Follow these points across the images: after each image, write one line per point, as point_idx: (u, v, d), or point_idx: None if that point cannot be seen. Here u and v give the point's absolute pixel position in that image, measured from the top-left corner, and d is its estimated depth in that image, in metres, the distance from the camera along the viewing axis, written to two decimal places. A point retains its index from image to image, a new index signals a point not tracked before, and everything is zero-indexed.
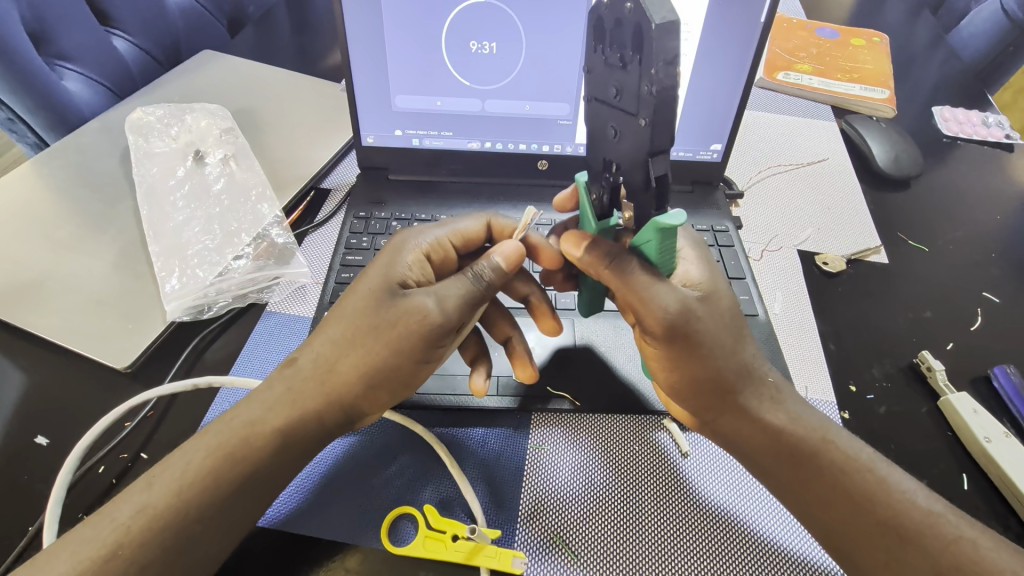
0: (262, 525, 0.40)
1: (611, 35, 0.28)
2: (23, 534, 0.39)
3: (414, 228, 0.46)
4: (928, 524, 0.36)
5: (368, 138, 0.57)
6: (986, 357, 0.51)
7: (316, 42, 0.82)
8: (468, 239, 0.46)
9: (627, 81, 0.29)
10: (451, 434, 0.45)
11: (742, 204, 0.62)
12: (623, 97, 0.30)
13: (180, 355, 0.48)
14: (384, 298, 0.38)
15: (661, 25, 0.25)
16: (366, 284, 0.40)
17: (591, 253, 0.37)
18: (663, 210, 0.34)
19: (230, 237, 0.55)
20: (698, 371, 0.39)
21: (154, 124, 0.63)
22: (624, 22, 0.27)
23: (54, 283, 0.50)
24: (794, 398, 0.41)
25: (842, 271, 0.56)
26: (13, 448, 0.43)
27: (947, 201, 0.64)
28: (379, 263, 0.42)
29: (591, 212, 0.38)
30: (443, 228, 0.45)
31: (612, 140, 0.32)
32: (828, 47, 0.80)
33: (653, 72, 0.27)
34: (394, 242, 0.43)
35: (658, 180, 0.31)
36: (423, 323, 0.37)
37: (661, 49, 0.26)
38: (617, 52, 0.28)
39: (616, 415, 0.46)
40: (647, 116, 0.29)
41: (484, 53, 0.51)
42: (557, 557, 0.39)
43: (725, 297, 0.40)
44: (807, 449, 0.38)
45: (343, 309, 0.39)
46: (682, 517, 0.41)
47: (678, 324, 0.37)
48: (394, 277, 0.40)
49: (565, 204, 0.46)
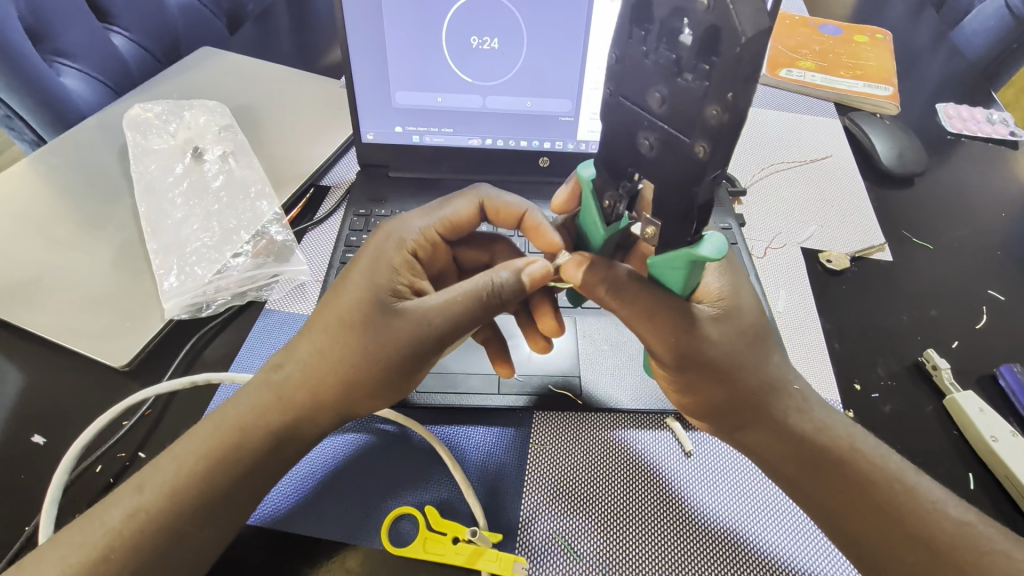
0: (250, 522, 0.40)
1: (662, 25, 0.26)
2: (20, 533, 0.39)
3: (398, 219, 0.43)
4: (960, 533, 0.35)
5: (368, 134, 0.56)
6: (991, 356, 0.50)
7: (316, 38, 0.82)
8: (455, 224, 0.44)
9: (681, 91, 0.26)
10: (448, 434, 0.45)
11: (746, 202, 0.62)
12: (670, 107, 0.27)
13: (179, 353, 0.48)
14: (374, 313, 0.37)
15: (752, 36, 0.23)
16: (349, 290, 0.38)
17: (591, 279, 0.37)
18: (700, 234, 0.32)
19: (229, 234, 0.54)
20: (716, 393, 0.38)
21: (153, 121, 0.62)
22: (694, 19, 0.24)
23: (50, 282, 0.49)
24: (822, 403, 0.40)
25: (846, 268, 0.56)
26: (10, 449, 0.42)
27: (952, 199, 0.64)
28: (361, 267, 0.39)
29: (598, 216, 0.36)
30: (429, 218, 0.43)
31: (644, 153, 0.30)
32: (831, 44, 0.79)
33: (729, 96, 0.25)
34: (378, 237, 0.42)
35: (702, 207, 0.30)
36: (423, 340, 0.36)
37: (744, 67, 0.24)
38: (674, 55, 0.26)
39: (628, 414, 0.46)
40: (705, 144, 0.26)
41: (485, 48, 0.50)
42: (557, 558, 0.39)
43: (747, 312, 0.39)
44: (836, 455, 0.37)
45: (323, 318, 0.38)
46: (681, 524, 0.41)
47: (691, 352, 0.37)
48: (380, 285, 0.38)
49: (565, 206, 0.40)
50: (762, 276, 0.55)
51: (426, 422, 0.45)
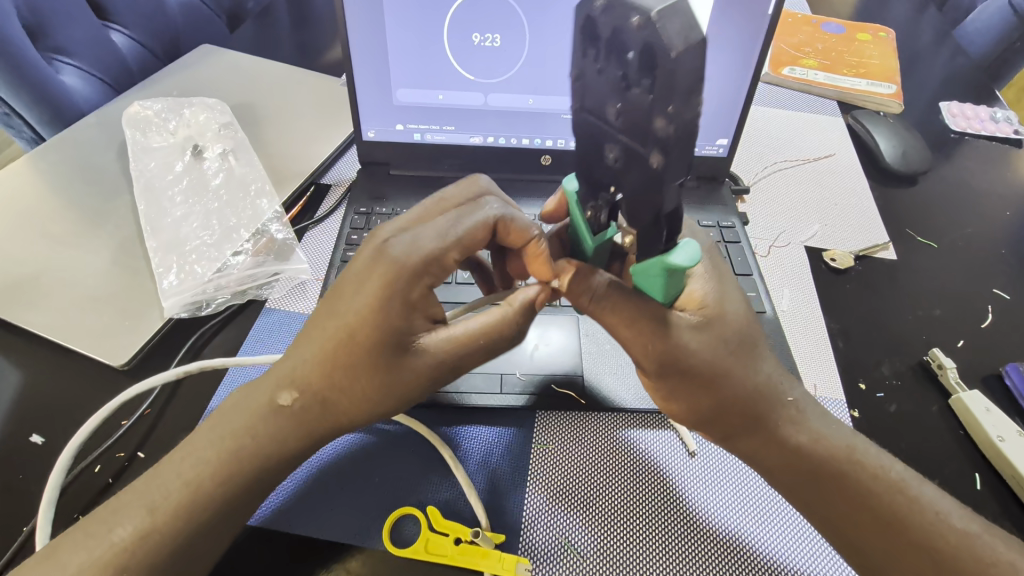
0: (250, 523, 0.39)
1: (608, 40, 0.24)
2: (17, 534, 0.38)
3: (402, 242, 0.34)
4: (965, 545, 0.35)
5: (369, 132, 0.56)
6: (997, 355, 0.50)
7: (316, 36, 0.82)
8: (469, 248, 0.35)
9: (631, 105, 0.25)
10: (450, 434, 0.44)
11: (749, 201, 0.62)
12: (624, 120, 0.26)
13: (178, 352, 0.47)
14: (393, 352, 0.33)
15: (682, 50, 0.22)
16: (361, 327, 0.33)
17: (573, 286, 0.36)
18: (674, 242, 0.32)
19: (228, 233, 0.54)
20: (705, 402, 0.37)
21: (152, 119, 0.62)
22: (630, 36, 0.23)
23: (49, 281, 0.49)
24: (817, 413, 0.39)
25: (850, 267, 0.55)
26: (7, 449, 0.42)
27: (956, 197, 0.63)
28: (367, 305, 0.33)
29: (585, 225, 0.35)
30: (440, 244, 0.34)
31: (608, 165, 0.30)
32: (834, 42, 0.79)
33: (670, 109, 0.24)
34: (383, 273, 0.33)
35: (670, 215, 0.29)
36: (433, 385, 0.35)
37: (681, 83, 0.23)
38: (620, 67, 0.25)
39: (624, 412, 0.46)
40: (659, 155, 0.26)
41: (487, 46, 0.50)
42: (560, 560, 0.38)
43: (731, 319, 0.37)
44: (833, 468, 0.37)
45: (327, 339, 0.34)
46: (685, 527, 0.40)
47: (671, 360, 0.36)
48: (394, 328, 0.33)
49: (556, 213, 0.40)
50: (766, 275, 0.55)
51: (429, 422, 0.45)
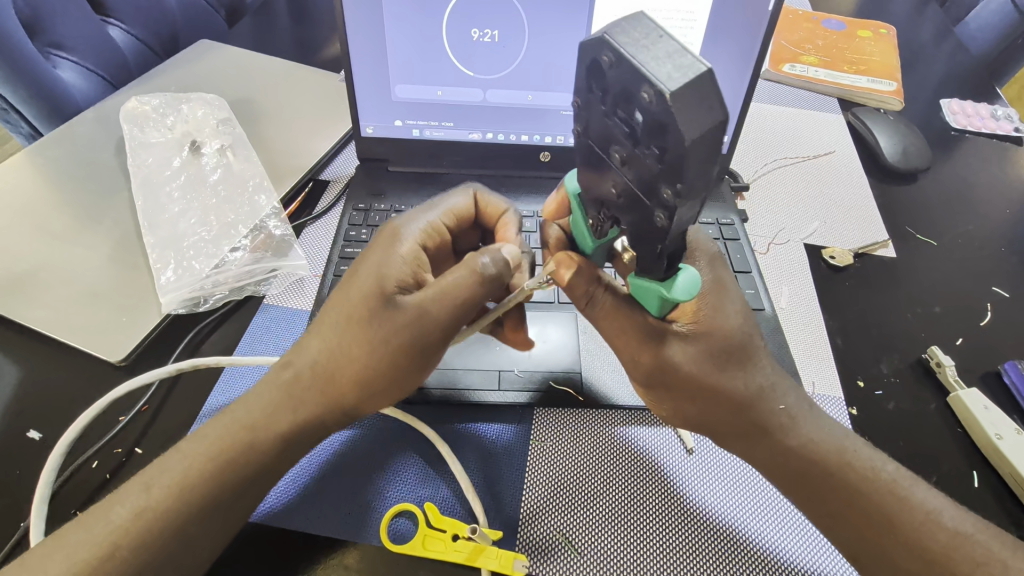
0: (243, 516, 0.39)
1: (615, 93, 0.23)
2: (15, 529, 0.38)
3: (401, 216, 0.40)
4: (959, 545, 0.35)
5: (367, 128, 0.56)
6: (996, 354, 0.50)
7: (316, 32, 0.81)
8: (457, 218, 0.42)
9: (639, 159, 0.25)
10: (448, 430, 0.44)
11: (749, 198, 0.61)
12: (629, 166, 0.26)
13: (176, 347, 0.47)
14: (381, 303, 0.35)
15: (694, 137, 0.21)
16: (357, 279, 0.37)
17: (578, 281, 0.35)
18: (676, 270, 0.31)
19: (227, 229, 0.53)
20: (692, 412, 0.38)
21: (150, 114, 0.62)
22: (641, 104, 0.22)
23: (45, 276, 0.49)
24: (811, 415, 0.38)
25: (849, 265, 0.55)
26: (5, 444, 0.42)
27: (956, 195, 0.63)
28: (369, 260, 0.38)
29: (587, 230, 0.34)
30: (433, 211, 0.41)
31: (612, 197, 0.29)
32: (835, 39, 0.78)
33: (678, 184, 0.23)
34: (383, 234, 0.39)
35: (672, 251, 0.28)
36: (425, 340, 0.35)
37: (693, 163, 0.22)
38: (628, 122, 0.24)
39: (620, 410, 0.46)
40: (663, 214, 0.25)
41: (485, 41, 0.50)
42: (559, 554, 0.38)
43: (726, 331, 0.37)
44: (823, 467, 0.37)
45: (331, 305, 0.37)
46: (683, 523, 0.40)
47: (658, 373, 0.37)
48: (387, 277, 0.36)
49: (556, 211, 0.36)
50: (765, 272, 0.54)
51: (427, 419, 0.45)
